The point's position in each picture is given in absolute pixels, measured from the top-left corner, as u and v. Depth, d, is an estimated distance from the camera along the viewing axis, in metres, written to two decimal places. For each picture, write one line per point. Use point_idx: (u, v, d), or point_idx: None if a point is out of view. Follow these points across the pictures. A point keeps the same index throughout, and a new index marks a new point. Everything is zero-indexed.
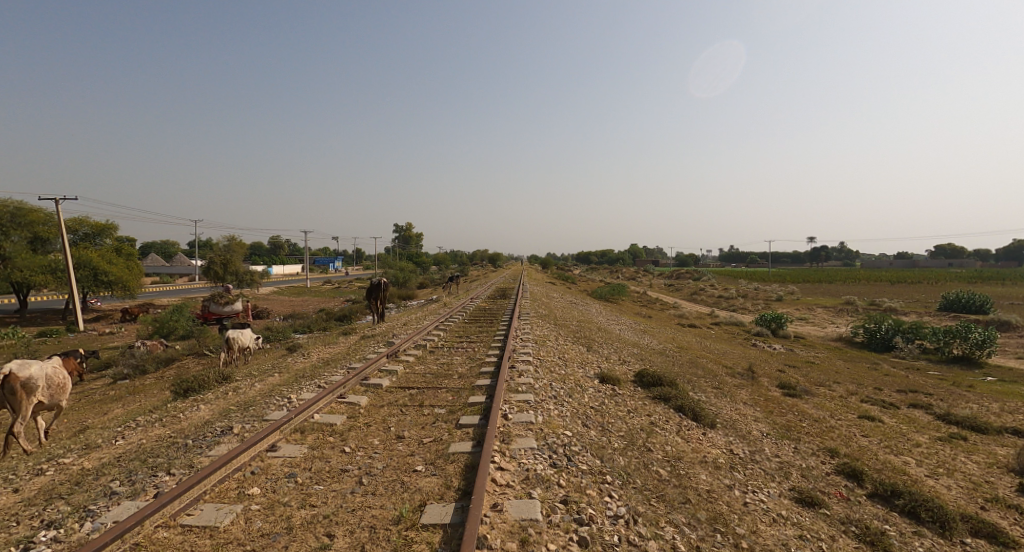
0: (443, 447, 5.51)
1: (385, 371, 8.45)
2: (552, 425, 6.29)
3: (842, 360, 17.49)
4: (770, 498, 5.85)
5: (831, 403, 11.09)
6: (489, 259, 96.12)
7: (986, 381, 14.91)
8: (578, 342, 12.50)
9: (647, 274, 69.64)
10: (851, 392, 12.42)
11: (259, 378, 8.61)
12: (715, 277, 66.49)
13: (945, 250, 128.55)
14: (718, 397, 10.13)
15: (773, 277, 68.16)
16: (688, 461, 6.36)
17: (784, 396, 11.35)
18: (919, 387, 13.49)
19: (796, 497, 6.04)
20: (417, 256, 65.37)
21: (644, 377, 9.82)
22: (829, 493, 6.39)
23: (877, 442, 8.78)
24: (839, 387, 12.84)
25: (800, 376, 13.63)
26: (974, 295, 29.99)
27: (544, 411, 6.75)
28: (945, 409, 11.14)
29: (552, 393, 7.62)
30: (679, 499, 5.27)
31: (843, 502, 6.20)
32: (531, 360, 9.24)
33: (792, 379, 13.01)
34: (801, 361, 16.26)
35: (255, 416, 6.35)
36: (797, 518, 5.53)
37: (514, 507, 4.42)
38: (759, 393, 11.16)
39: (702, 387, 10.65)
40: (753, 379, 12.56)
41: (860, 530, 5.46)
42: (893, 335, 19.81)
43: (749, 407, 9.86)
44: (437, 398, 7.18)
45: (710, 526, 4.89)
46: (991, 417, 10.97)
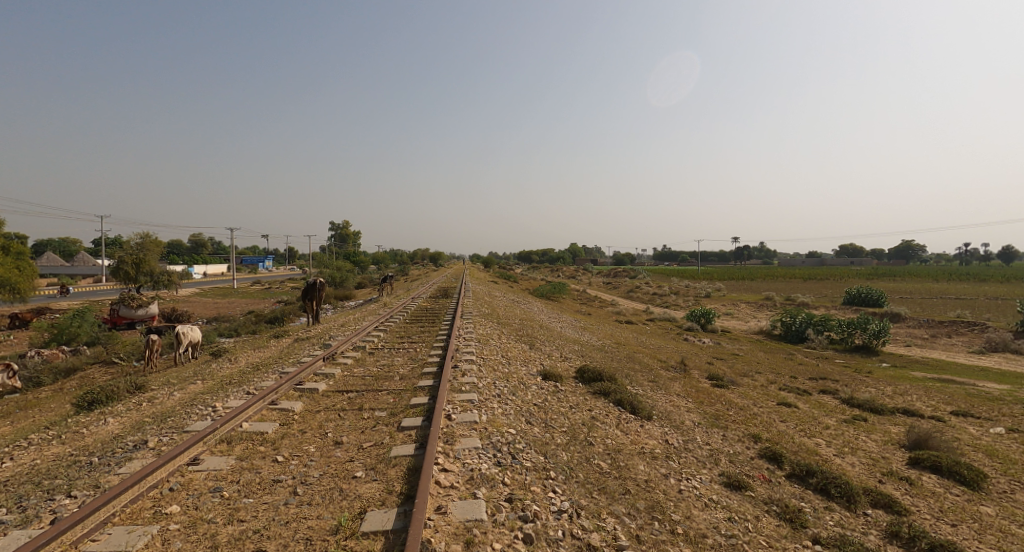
0: (384, 451, 5.32)
1: (320, 375, 8.07)
2: (496, 424, 6.25)
3: (763, 351, 18.69)
4: (702, 484, 6.11)
5: (754, 392, 11.84)
6: (429, 258, 94.66)
7: (882, 366, 16.52)
8: (519, 340, 12.54)
9: (585, 273, 70.81)
10: (770, 380, 13.34)
11: (178, 386, 7.99)
12: (649, 275, 68.50)
13: (849, 250, 140.41)
14: (654, 390, 10.53)
15: (700, 274, 71.39)
16: (628, 453, 6.52)
17: (713, 386, 12.00)
18: (830, 375, 14.60)
19: (725, 481, 6.35)
20: (352, 255, 63.14)
21: (584, 373, 9.98)
22: (754, 476, 6.78)
23: (793, 426, 9.45)
24: (761, 377, 13.68)
25: (726, 367, 14.47)
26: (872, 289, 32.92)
27: (488, 410, 6.69)
28: (849, 393, 12.17)
29: (496, 391, 7.58)
30: (620, 490, 5.39)
31: (766, 484, 6.60)
32: (473, 359, 9.14)
33: (719, 370, 13.78)
34: (728, 353, 17.28)
35: (174, 427, 5.87)
36: (726, 501, 5.80)
37: (458, 508, 4.34)
38: (691, 385, 11.71)
39: (639, 381, 11.04)
40: (684, 371, 13.18)
41: (781, 510, 5.81)
42: (806, 327, 21.43)
43: (681, 398, 10.33)
44: (377, 400, 6.94)
45: (648, 515, 5.02)
46: (887, 399, 12.15)
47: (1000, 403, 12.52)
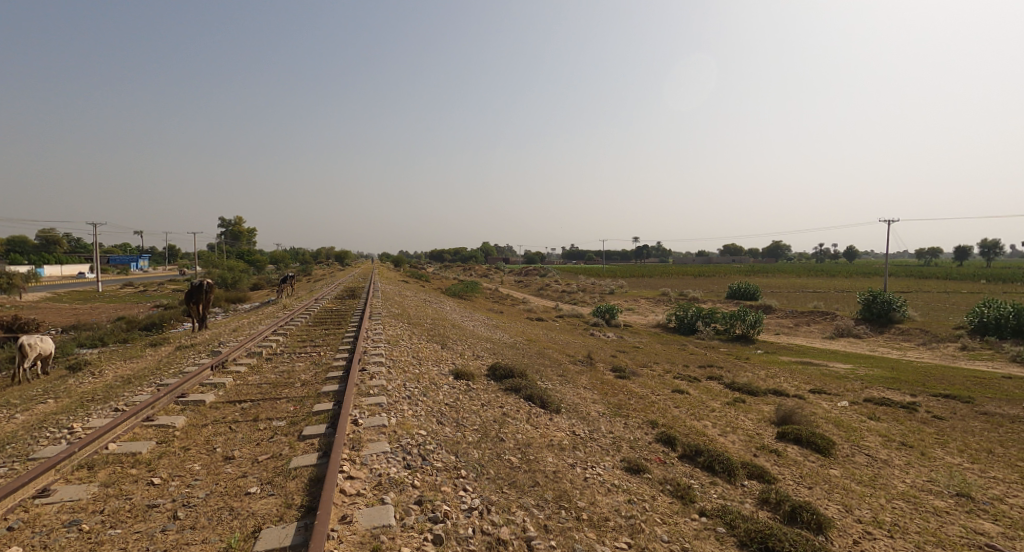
0: (282, 462, 5.02)
1: (208, 386, 7.40)
2: (406, 426, 6.13)
3: (661, 343, 20.09)
4: (605, 471, 6.44)
5: (652, 381, 12.69)
6: (335, 258, 90.50)
7: (758, 353, 18.47)
8: (430, 340, 12.41)
9: (497, 272, 71.62)
10: (666, 370, 14.38)
11: (26, 407, 6.92)
12: (558, 273, 70.88)
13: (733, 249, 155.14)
14: (562, 384, 10.92)
15: (604, 272, 75.11)
16: (537, 446, 6.70)
17: (616, 378, 12.69)
18: (716, 362, 16.07)
19: (626, 466, 6.75)
20: (248, 254, 58.63)
21: (496, 370, 10.09)
22: (651, 459, 7.27)
23: (686, 411, 10.26)
24: (658, 367, 14.69)
25: (627, 360, 15.36)
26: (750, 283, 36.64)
27: (397, 412, 6.55)
28: (732, 378, 13.47)
29: (406, 393, 7.43)
30: (529, 483, 5.53)
31: (661, 465, 7.11)
32: (382, 361, 8.89)
33: (622, 362, 14.60)
34: (629, 346, 18.35)
35: (18, 455, 5.08)
36: (626, 484, 6.17)
37: (364, 515, 4.21)
38: (596, 377, 12.29)
39: (548, 375, 11.38)
40: (590, 364, 13.80)
41: (674, 488, 6.29)
42: (696, 320, 23.32)
43: (588, 390, 10.80)
44: (275, 409, 6.52)
45: (555, 505, 5.20)
46: (762, 382, 13.62)
47: (847, 381, 14.59)
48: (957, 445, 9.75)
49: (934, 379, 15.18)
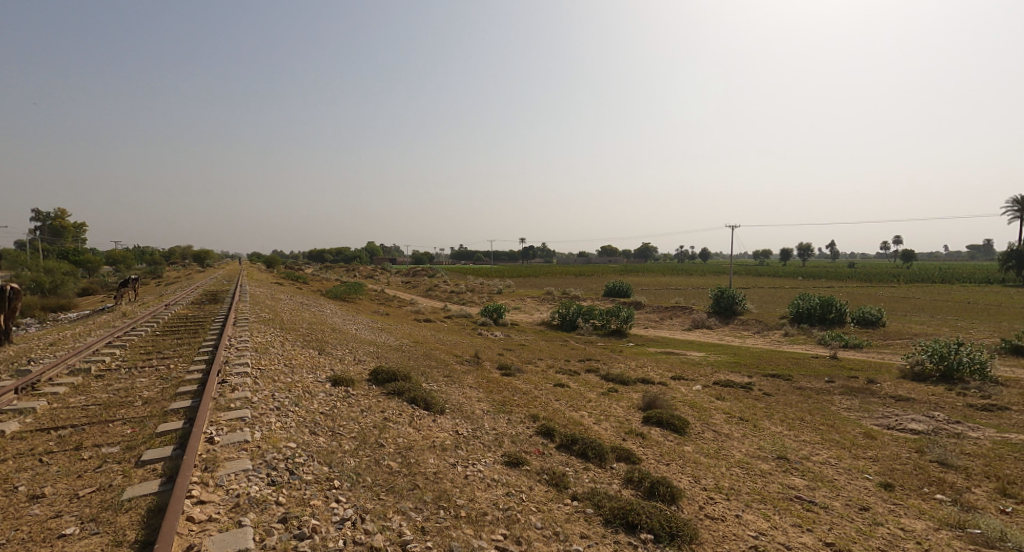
0: (112, 495, 4.38)
1: (11, 414, 6.19)
2: (272, 439, 5.68)
3: (544, 340, 20.92)
4: (486, 467, 6.55)
5: (535, 377, 13.17)
6: (196, 258, 81.07)
7: (630, 346, 20.06)
8: (305, 346, 11.62)
9: (382, 272, 69.35)
10: (549, 365, 15.00)
11: None
12: (446, 273, 70.55)
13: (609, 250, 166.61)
14: (448, 384, 10.89)
15: (491, 272, 76.25)
16: (418, 449, 6.61)
17: (501, 375, 12.97)
18: (593, 356, 17.12)
19: (506, 460, 6.92)
20: (82, 254, 50.22)
21: (377, 374, 9.75)
22: (530, 452, 7.55)
23: (565, 403, 10.81)
24: (541, 363, 15.28)
25: (513, 357, 15.76)
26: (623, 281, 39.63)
27: (262, 426, 6.04)
28: (607, 370, 14.47)
29: (273, 404, 6.89)
30: (408, 486, 5.43)
31: (540, 456, 7.42)
32: (248, 371, 8.14)
33: (507, 360, 14.95)
34: (515, 344, 18.84)
35: None
36: (506, 478, 6.33)
37: (216, 542, 3.83)
38: (482, 376, 12.45)
39: (434, 377, 11.28)
40: (477, 364, 13.92)
41: (550, 477, 6.59)
42: (576, 316, 24.62)
43: (473, 389, 10.90)
44: (106, 434, 5.66)
45: (434, 505, 5.17)
46: (633, 372, 14.80)
47: (700, 367, 16.42)
48: (781, 416, 11.47)
49: (766, 362, 17.69)
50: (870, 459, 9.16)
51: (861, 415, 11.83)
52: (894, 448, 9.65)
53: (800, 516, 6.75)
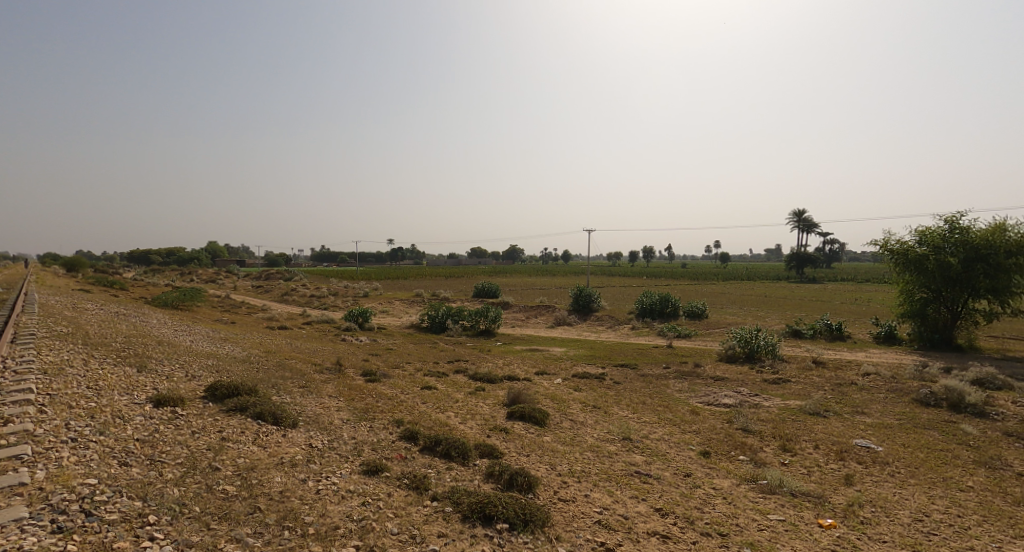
0: None
1: None
2: (65, 478, 4.82)
3: (412, 343, 20.59)
4: (341, 478, 6.29)
5: (402, 381, 12.92)
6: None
7: (497, 345, 20.66)
8: (120, 364, 9.92)
9: (229, 276, 62.32)
10: (416, 368, 14.82)
11: None
12: (306, 276, 65.82)
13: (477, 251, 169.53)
14: (303, 395, 10.20)
15: (356, 274, 72.91)
16: (261, 468, 6.11)
17: (365, 381, 12.50)
18: (461, 356, 17.29)
19: (364, 469, 6.72)
20: None
21: (215, 390, 8.75)
22: (391, 457, 7.42)
23: (431, 405, 10.79)
24: (409, 366, 15.03)
25: (379, 362, 15.26)
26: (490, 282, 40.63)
27: (50, 464, 5.09)
28: (475, 370, 14.74)
29: (70, 436, 5.83)
30: (247, 511, 5.01)
31: (401, 461, 7.33)
32: (35, 399, 6.76)
33: (373, 365, 14.44)
34: (381, 349, 18.25)
35: None
36: (362, 488, 6.15)
37: None
38: (343, 384, 11.86)
39: (287, 388, 10.48)
40: (338, 371, 13.22)
41: (411, 480, 6.55)
42: (445, 318, 24.52)
43: (332, 399, 10.35)
44: None
45: (278, 527, 4.84)
46: (499, 370, 15.28)
47: (561, 361, 17.56)
48: (627, 401, 12.76)
49: (617, 353, 19.52)
50: (694, 432, 10.61)
51: (690, 395, 13.66)
52: (711, 421, 11.33)
53: (637, 488, 7.58)
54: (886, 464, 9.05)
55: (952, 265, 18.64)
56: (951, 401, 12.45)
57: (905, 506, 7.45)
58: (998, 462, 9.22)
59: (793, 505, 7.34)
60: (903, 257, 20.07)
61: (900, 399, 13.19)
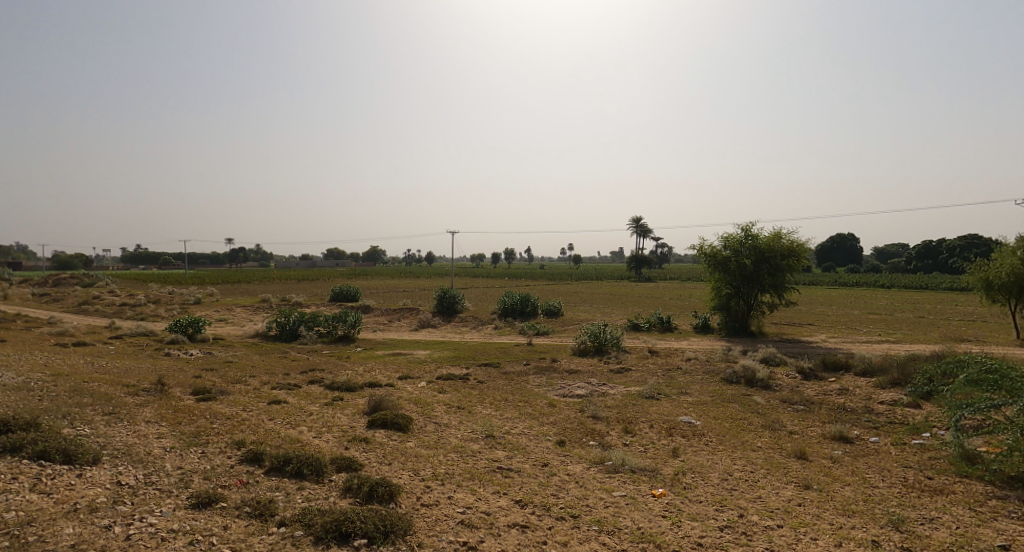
0: None
1: None
2: None
3: (257, 354, 18.64)
4: (161, 518, 5.47)
5: (244, 397, 11.63)
6: None
7: (356, 351, 19.71)
8: None
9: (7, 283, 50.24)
10: (262, 382, 13.45)
11: None
12: (119, 282, 55.80)
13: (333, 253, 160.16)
14: (112, 424, 8.62)
15: (186, 278, 63.84)
16: (47, 521, 5.05)
17: (197, 401, 11.00)
18: (316, 365, 16.13)
19: (193, 502, 5.94)
20: None
21: None
22: (230, 484, 6.67)
23: (279, 421, 9.90)
24: (252, 381, 13.57)
25: (215, 378, 13.53)
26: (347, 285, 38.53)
27: None
28: (331, 379, 13.87)
29: None
30: None
31: (241, 487, 6.62)
32: None
33: (207, 382, 12.74)
34: (218, 363, 16.20)
35: None
36: (189, 525, 5.42)
37: None
38: (166, 406, 10.28)
39: (88, 418, 8.76)
40: (161, 392, 11.42)
41: (252, 508, 5.95)
42: (298, 325, 22.49)
43: (151, 425, 8.91)
44: None
45: None
46: (358, 377, 14.59)
47: (425, 364, 17.38)
48: (490, 399, 13.09)
49: (480, 353, 19.92)
50: (551, 423, 11.26)
51: (547, 389, 14.47)
52: (566, 411, 12.14)
53: (498, 483, 7.82)
54: (704, 435, 10.55)
55: (746, 266, 22.47)
56: (749, 377, 14.98)
57: (717, 469, 8.76)
58: (779, 424, 11.35)
59: (633, 481, 8.18)
60: (712, 258, 23.60)
61: (713, 379, 15.51)
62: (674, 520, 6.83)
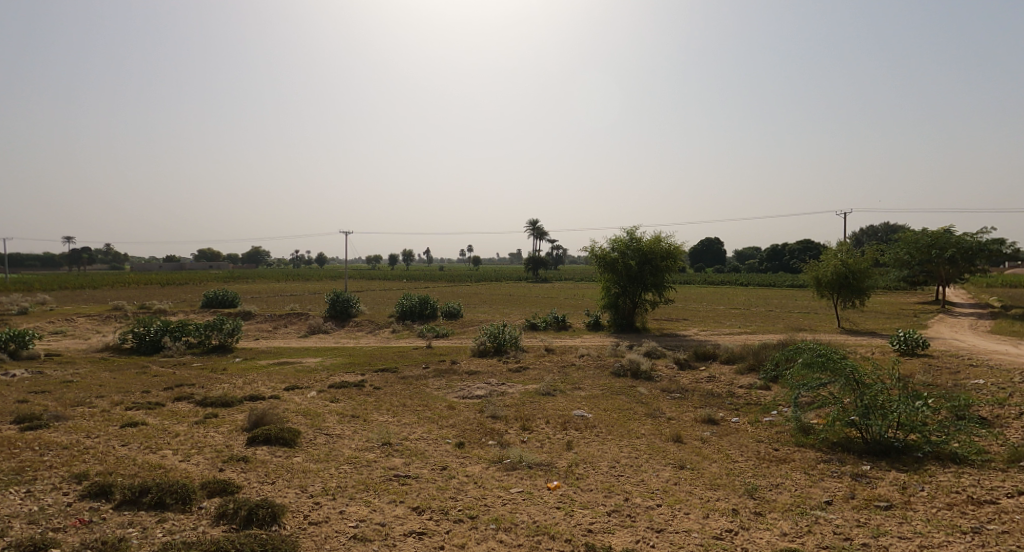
0: None
1: None
2: None
3: (108, 370, 16.26)
4: None
5: (90, 422, 10.10)
6: None
7: (234, 362, 18.02)
8: None
9: None
10: (115, 403, 11.78)
11: None
12: None
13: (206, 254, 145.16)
14: None
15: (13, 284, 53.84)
16: None
17: (25, 431, 9.34)
18: (185, 380, 14.49)
19: None
20: None
21: None
22: (68, 526, 5.78)
23: (136, 447, 8.75)
24: (102, 402, 11.83)
25: (51, 402, 11.56)
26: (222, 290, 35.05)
27: None
28: (203, 394, 12.55)
29: None
30: None
31: (84, 528, 5.77)
32: None
33: (39, 408, 10.85)
34: (55, 383, 13.87)
35: None
36: None
37: None
38: None
39: None
40: None
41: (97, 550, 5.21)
42: (161, 335, 20.03)
43: None
44: None
45: None
46: (236, 391, 13.36)
47: (315, 373, 16.39)
48: (386, 406, 12.70)
49: (376, 358, 19.24)
50: (450, 425, 11.20)
51: (446, 391, 14.37)
52: (465, 413, 12.15)
53: (394, 491, 7.61)
54: (595, 426, 11.15)
55: (632, 267, 24.17)
56: (634, 370, 16.10)
57: (606, 458, 9.30)
58: (659, 411, 12.34)
59: (530, 477, 8.40)
60: (601, 260, 25.06)
61: (603, 373, 16.45)
62: (567, 510, 7.13)
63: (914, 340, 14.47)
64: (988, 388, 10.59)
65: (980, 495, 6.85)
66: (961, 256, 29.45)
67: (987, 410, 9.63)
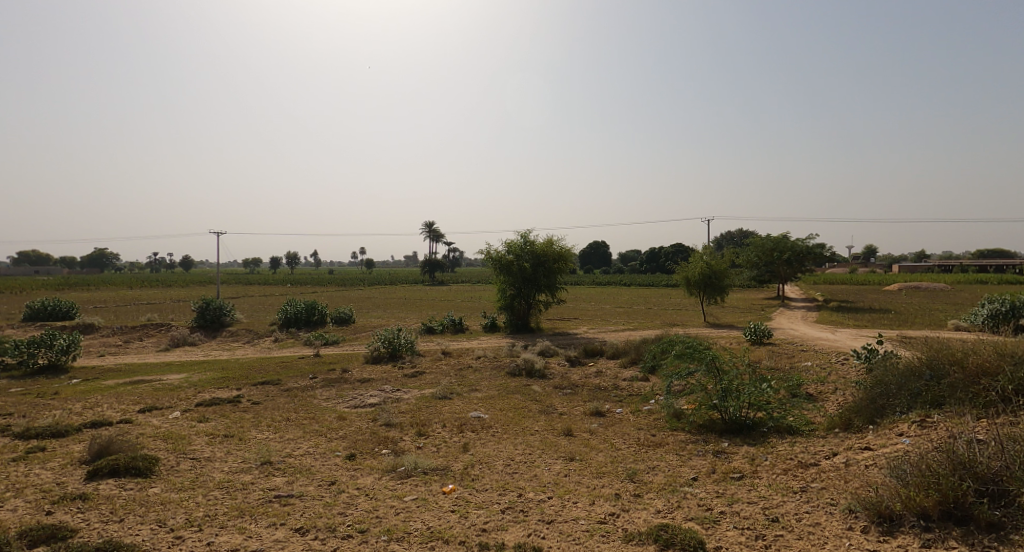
0: None
1: None
2: None
3: None
4: None
5: None
6: None
7: (70, 384, 15.46)
8: None
9: None
10: None
11: None
12: None
13: (31, 258, 123.93)
14: None
15: None
16: None
17: None
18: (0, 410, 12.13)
19: None
20: None
21: None
22: None
23: None
24: None
25: None
26: (52, 300, 29.78)
27: None
28: (24, 425, 10.61)
29: None
30: None
31: None
32: None
33: None
34: None
35: None
36: None
37: None
38: None
39: None
40: None
41: None
42: None
43: None
44: None
45: None
46: (72, 418, 11.49)
47: (179, 391, 14.59)
48: (267, 421, 11.74)
49: (255, 370, 17.66)
50: (340, 437, 10.62)
51: (336, 402, 13.61)
52: (356, 423, 11.62)
53: (275, 514, 7.05)
54: (490, 427, 11.27)
55: (526, 268, 24.85)
56: (528, 369, 16.53)
57: (501, 456, 9.45)
58: (551, 408, 12.81)
59: (424, 483, 8.25)
60: (497, 262, 25.46)
61: (499, 374, 16.70)
62: (462, 512, 7.12)
63: (762, 330, 16.59)
64: (815, 369, 12.45)
65: (808, 458, 8.02)
66: (795, 258, 34.39)
67: (815, 388, 11.33)
